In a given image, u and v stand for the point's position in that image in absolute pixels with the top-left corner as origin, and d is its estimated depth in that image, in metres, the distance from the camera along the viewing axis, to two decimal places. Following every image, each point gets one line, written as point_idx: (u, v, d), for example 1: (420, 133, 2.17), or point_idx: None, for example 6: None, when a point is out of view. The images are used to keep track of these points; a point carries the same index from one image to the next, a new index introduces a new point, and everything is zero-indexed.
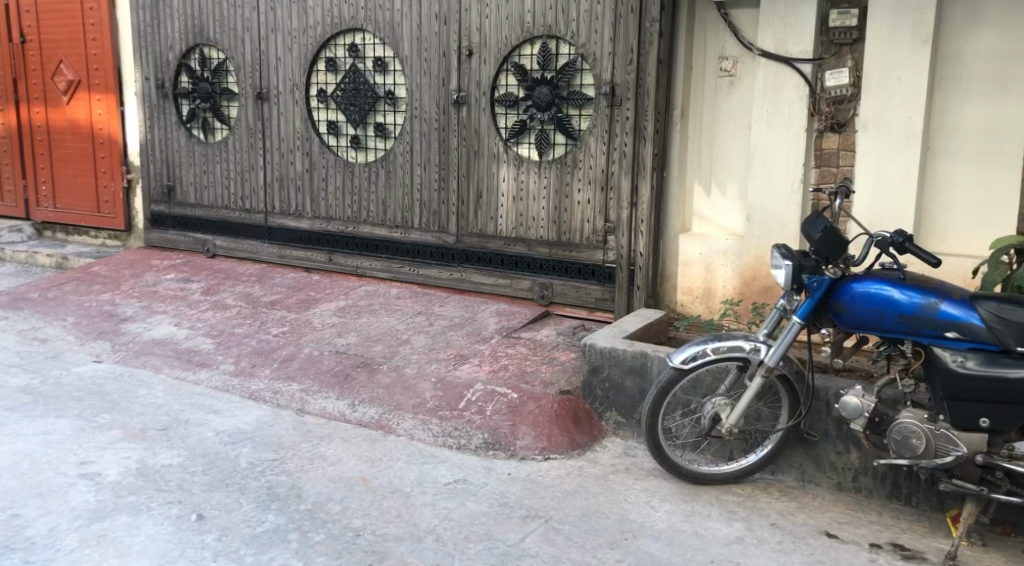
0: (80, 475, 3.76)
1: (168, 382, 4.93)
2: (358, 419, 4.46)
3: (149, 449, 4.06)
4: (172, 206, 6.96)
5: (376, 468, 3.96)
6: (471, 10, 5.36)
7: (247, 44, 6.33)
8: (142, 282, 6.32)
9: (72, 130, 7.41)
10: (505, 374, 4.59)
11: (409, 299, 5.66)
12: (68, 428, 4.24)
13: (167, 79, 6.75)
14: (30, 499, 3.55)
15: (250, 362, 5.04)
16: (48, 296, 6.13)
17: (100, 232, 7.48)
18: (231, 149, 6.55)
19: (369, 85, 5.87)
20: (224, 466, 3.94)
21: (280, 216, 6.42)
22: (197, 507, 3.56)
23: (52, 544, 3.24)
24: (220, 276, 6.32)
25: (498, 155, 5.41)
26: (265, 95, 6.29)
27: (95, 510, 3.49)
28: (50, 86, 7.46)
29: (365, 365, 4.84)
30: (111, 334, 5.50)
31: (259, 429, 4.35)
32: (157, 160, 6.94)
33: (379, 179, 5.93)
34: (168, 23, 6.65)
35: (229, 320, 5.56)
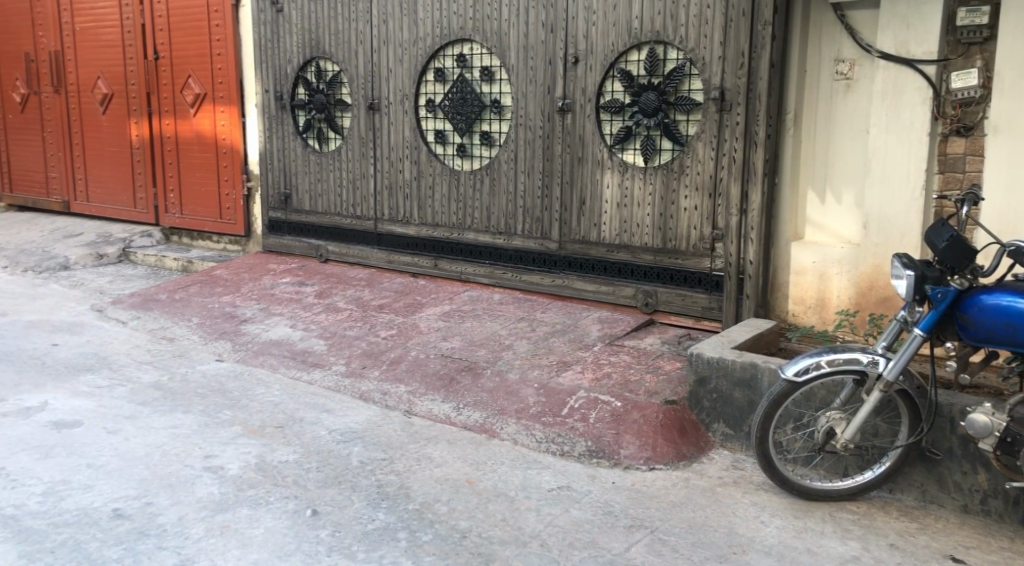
0: (204, 468, 3.94)
1: (285, 381, 5.11)
2: (463, 422, 4.52)
3: (267, 445, 4.22)
4: (288, 213, 7.21)
5: (481, 471, 4.00)
6: (578, 17, 5.38)
7: (360, 56, 6.52)
8: (260, 285, 6.57)
9: (198, 141, 7.77)
10: (609, 382, 4.57)
11: (512, 305, 5.71)
12: (193, 423, 4.45)
13: (285, 91, 7.01)
14: (161, 489, 3.74)
15: (361, 363, 5.18)
16: (174, 297, 6.45)
17: (222, 237, 7.82)
18: (343, 159, 6.76)
19: (476, 93, 5.95)
20: (337, 464, 4.05)
21: (389, 222, 6.58)
22: (312, 502, 3.68)
23: (181, 532, 3.40)
24: (332, 281, 6.51)
25: (603, 162, 5.39)
26: (376, 105, 6.46)
27: (219, 502, 3.64)
28: (178, 100, 7.85)
29: (470, 368, 4.92)
30: (232, 334, 5.74)
31: (369, 428, 4.47)
32: (275, 169, 7.21)
33: (483, 186, 5.99)
34: (288, 37, 6.91)
35: (339, 323, 5.72)
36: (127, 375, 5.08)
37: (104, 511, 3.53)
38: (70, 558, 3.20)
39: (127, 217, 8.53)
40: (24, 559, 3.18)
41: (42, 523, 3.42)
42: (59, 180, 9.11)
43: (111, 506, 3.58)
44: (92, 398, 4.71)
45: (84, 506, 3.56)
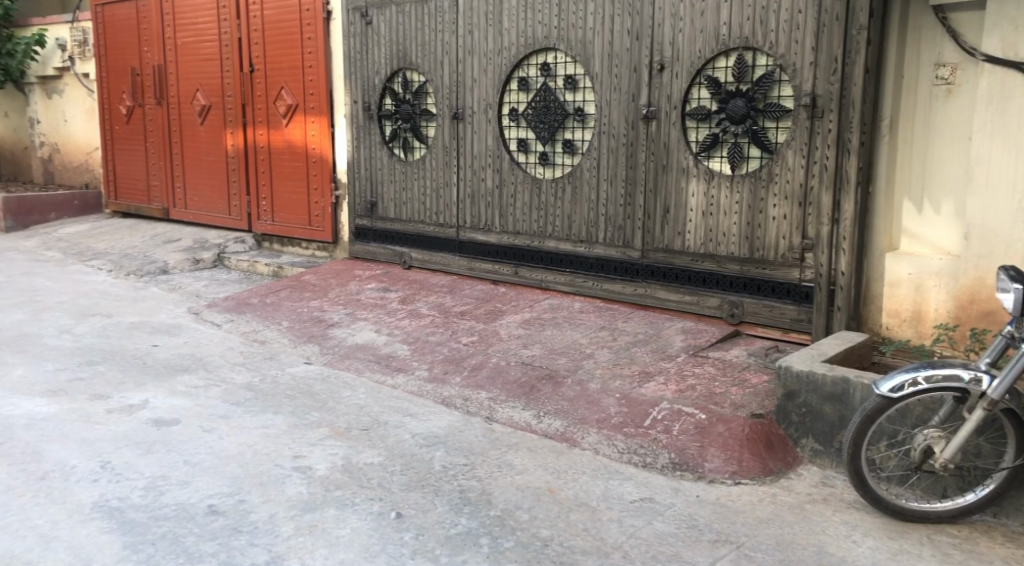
0: (294, 468, 4.03)
1: (370, 385, 5.19)
2: (544, 430, 4.51)
3: (353, 447, 4.29)
4: (374, 220, 7.33)
5: (562, 480, 3.98)
6: (664, 24, 5.33)
7: (445, 67, 6.60)
8: (346, 290, 6.70)
9: (290, 150, 7.97)
10: (693, 394, 4.50)
11: (593, 314, 5.67)
12: (283, 424, 4.55)
13: (373, 102, 7.15)
14: (253, 487, 3.83)
15: (443, 369, 5.23)
16: (265, 301, 6.64)
17: (310, 243, 7.99)
18: (427, 167, 6.84)
19: (560, 102, 5.95)
20: (420, 468, 4.09)
21: (471, 229, 6.62)
22: (396, 505, 3.72)
23: (271, 529, 3.48)
24: (415, 287, 6.59)
25: (688, 170, 5.33)
26: (461, 114, 6.52)
27: (308, 501, 3.72)
28: (272, 110, 8.07)
29: (551, 377, 4.91)
30: (319, 338, 5.87)
31: (451, 434, 4.49)
32: (362, 177, 7.35)
33: (566, 194, 5.98)
34: (376, 49, 7.05)
35: (422, 329, 5.79)
36: (221, 376, 5.24)
37: (200, 506, 3.64)
38: (169, 550, 3.31)
39: (222, 223, 8.80)
40: (128, 549, 3.30)
41: (144, 516, 3.55)
42: (160, 188, 9.46)
43: (207, 502, 3.69)
44: (189, 397, 4.87)
45: (182, 501, 3.68)
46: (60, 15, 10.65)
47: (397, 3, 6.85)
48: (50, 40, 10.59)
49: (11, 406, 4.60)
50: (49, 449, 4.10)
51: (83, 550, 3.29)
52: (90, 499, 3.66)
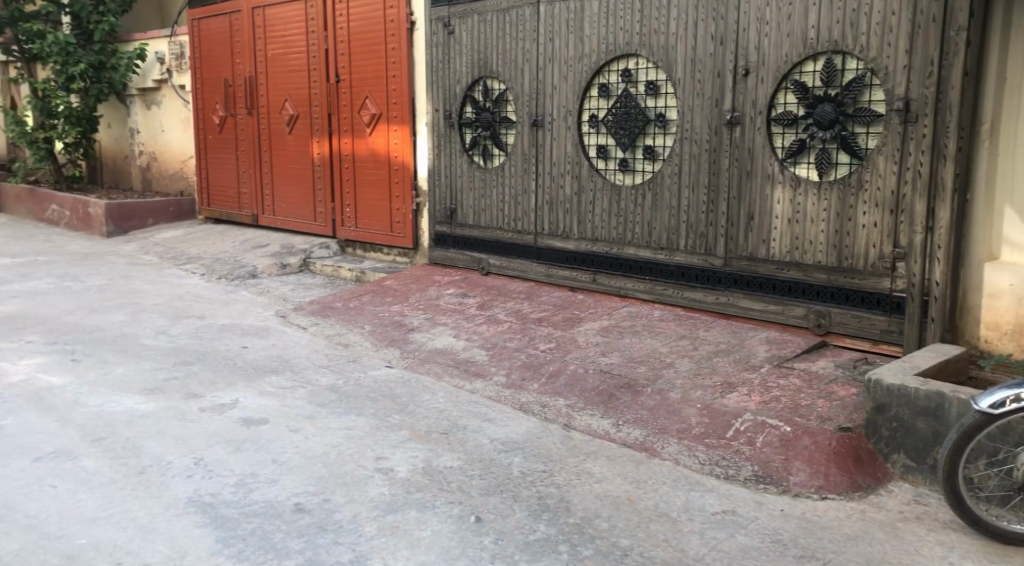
0: (376, 469, 4.08)
1: (449, 389, 5.22)
2: (623, 439, 4.45)
3: (433, 450, 4.32)
4: (453, 227, 7.39)
5: (642, 490, 3.94)
6: (749, 29, 5.24)
7: (526, 74, 6.61)
8: (426, 295, 6.76)
9: (373, 158, 8.10)
10: (777, 405, 4.40)
11: (673, 322, 5.60)
12: (365, 425, 4.61)
13: (453, 110, 7.23)
14: (337, 487, 3.89)
15: (521, 375, 5.23)
16: (349, 306, 6.76)
17: (391, 249, 8.10)
18: (507, 174, 6.87)
19: (641, 108, 5.90)
20: (499, 473, 4.10)
21: (549, 236, 6.61)
22: (475, 509, 3.73)
23: (355, 529, 3.53)
24: (493, 293, 6.61)
25: (773, 176, 5.22)
26: (540, 121, 6.53)
27: (389, 502, 3.76)
28: (356, 119, 8.22)
29: (630, 385, 4.86)
30: (400, 342, 5.94)
31: (529, 440, 4.49)
32: (442, 185, 7.44)
33: (646, 201, 5.93)
34: (458, 58, 7.13)
35: (500, 335, 5.81)
36: (306, 378, 5.34)
37: (287, 504, 3.72)
38: (258, 546, 3.38)
39: (308, 229, 9.00)
40: (220, 544, 3.39)
41: (234, 512, 3.64)
42: (250, 195, 9.72)
43: (294, 500, 3.76)
44: (277, 398, 4.97)
45: (270, 499, 3.76)
46: (159, 30, 11.05)
47: (479, 12, 6.90)
48: (150, 54, 11.03)
49: (111, 403, 4.77)
50: (146, 445, 4.24)
51: (178, 542, 3.39)
52: (185, 494, 3.77)
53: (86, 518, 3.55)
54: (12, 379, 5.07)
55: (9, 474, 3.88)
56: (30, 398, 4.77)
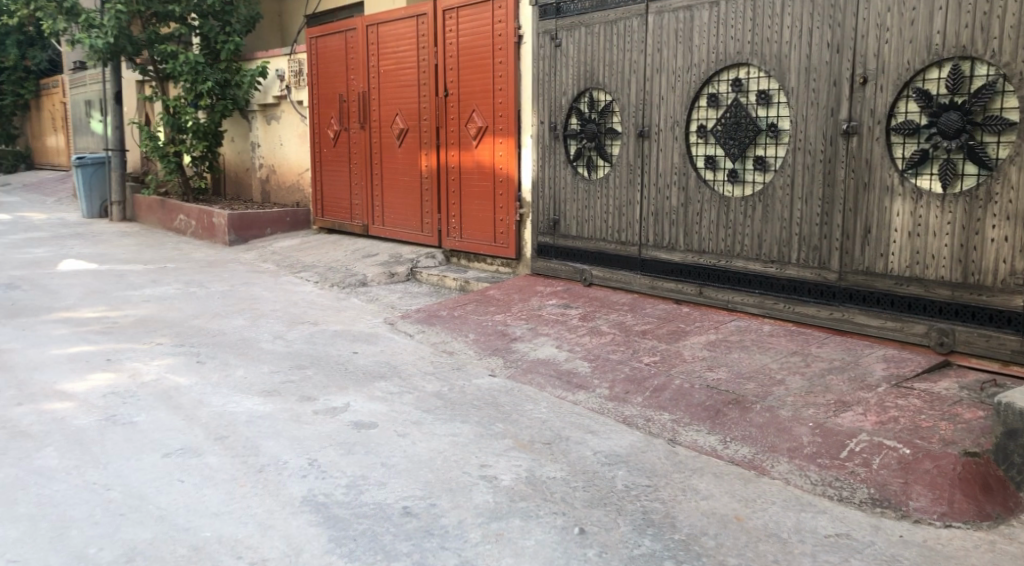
0: (481, 476, 4.11)
1: (551, 400, 5.20)
2: (731, 456, 4.35)
3: (536, 460, 4.31)
4: (557, 238, 7.39)
5: (750, 509, 3.83)
6: (868, 36, 5.06)
7: (633, 86, 6.57)
8: (529, 305, 6.78)
9: (478, 170, 8.18)
10: (895, 426, 4.21)
11: (784, 337, 5.43)
12: (470, 432, 4.65)
13: (559, 122, 7.25)
14: (443, 493, 3.93)
15: (624, 389, 5.16)
16: (454, 314, 6.84)
17: (494, 259, 8.15)
18: (611, 185, 6.83)
19: (751, 118, 5.77)
20: (602, 486, 4.06)
21: (654, 248, 6.53)
22: (579, 520, 3.72)
23: (461, 534, 3.59)
24: (596, 304, 6.57)
25: (893, 188, 5.02)
26: (646, 132, 6.48)
27: (494, 510, 3.79)
28: (462, 132, 8.32)
29: (738, 402, 4.74)
30: (504, 351, 5.97)
31: (633, 453, 4.43)
32: (546, 196, 7.46)
33: (756, 213, 5.79)
34: (565, 70, 7.14)
35: (603, 347, 5.76)
36: (414, 384, 5.41)
37: (396, 507, 3.79)
38: (369, 547, 3.47)
39: (414, 239, 9.15)
40: (332, 543, 3.49)
41: (346, 512, 3.73)
42: (360, 206, 9.97)
43: (402, 504, 3.83)
44: (385, 403, 5.06)
45: (380, 501, 3.83)
46: (280, 48, 11.46)
47: (587, 24, 6.90)
48: (272, 71, 11.43)
49: (233, 403, 4.95)
50: (265, 444, 4.38)
51: (294, 540, 3.50)
52: (300, 493, 3.88)
53: (211, 512, 3.69)
54: (143, 378, 5.32)
55: (140, 467, 4.06)
56: (159, 396, 4.99)
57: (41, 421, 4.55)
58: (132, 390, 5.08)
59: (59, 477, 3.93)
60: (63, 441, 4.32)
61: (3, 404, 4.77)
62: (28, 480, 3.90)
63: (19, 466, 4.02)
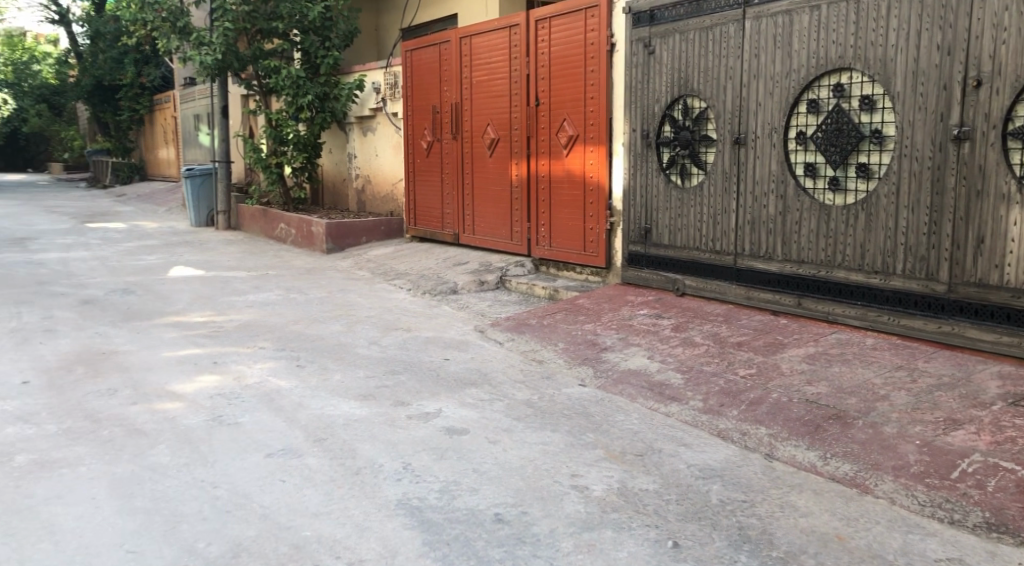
0: (572, 486, 4.07)
1: (643, 411, 5.13)
2: (831, 473, 4.20)
3: (628, 471, 4.25)
4: (648, 246, 7.30)
5: (853, 528, 3.69)
6: (983, 37, 4.87)
7: (728, 92, 6.45)
8: (620, 315, 6.71)
9: (569, 179, 8.16)
10: (1012, 447, 4.00)
11: (888, 351, 5.23)
12: (561, 442, 4.61)
13: (652, 130, 7.17)
14: (535, 501, 3.92)
15: (719, 401, 5.05)
16: (544, 323, 6.82)
17: (584, 268, 8.10)
18: (706, 194, 6.71)
19: (854, 124, 5.60)
20: (697, 499, 3.98)
21: (750, 257, 6.38)
22: (673, 534, 3.66)
23: (552, 544, 3.57)
24: (689, 315, 6.45)
25: (1009, 196, 4.82)
26: (743, 140, 6.35)
27: (585, 520, 3.76)
28: (553, 141, 8.32)
29: (839, 417, 4.58)
30: (594, 361, 5.92)
31: (728, 467, 4.32)
32: (637, 205, 7.38)
33: (859, 222, 5.60)
34: (658, 78, 7.06)
35: (697, 358, 5.66)
36: (504, 392, 5.42)
37: (488, 513, 3.79)
38: (462, 552, 3.48)
39: (504, 248, 9.18)
40: (427, 546, 3.52)
41: (439, 517, 3.75)
42: (452, 215, 10.06)
43: (494, 510, 3.83)
44: (476, 409, 5.08)
45: (472, 507, 3.84)
46: (377, 62, 11.68)
47: (681, 31, 6.81)
48: (369, 84, 11.65)
49: (331, 406, 5.04)
50: (361, 448, 4.44)
51: (390, 542, 3.55)
52: (395, 497, 3.92)
53: (310, 512, 3.76)
54: (247, 380, 5.48)
55: (245, 466, 4.17)
56: (262, 398, 5.14)
57: (153, 420, 4.73)
58: (237, 392, 5.24)
59: (171, 473, 4.07)
60: (174, 439, 4.48)
61: (119, 402, 4.98)
62: (143, 475, 4.05)
63: (133, 461, 4.18)
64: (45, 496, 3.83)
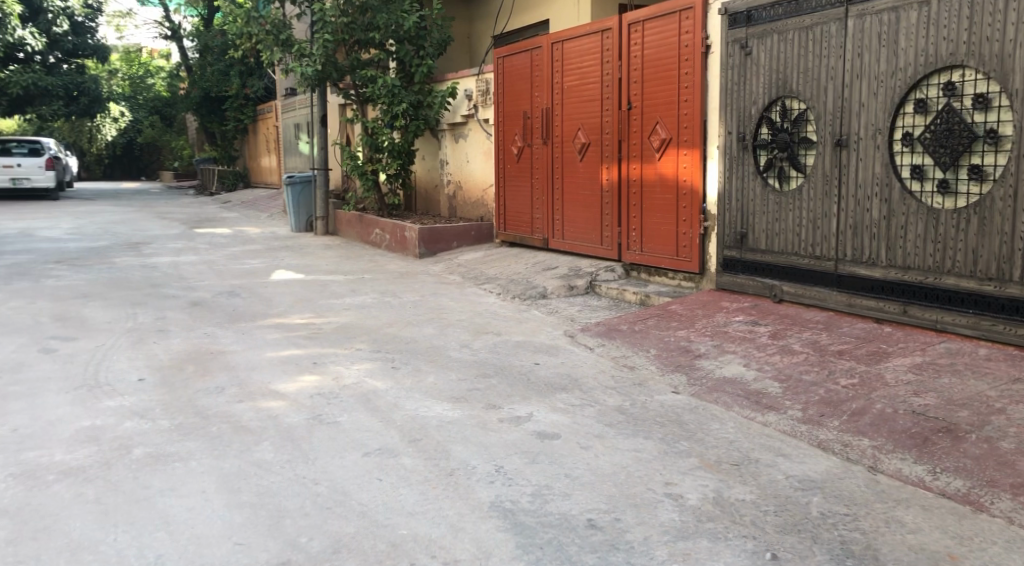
0: (667, 494, 4.01)
1: (739, 420, 5.01)
2: (941, 488, 4.02)
3: (724, 481, 4.16)
4: (744, 252, 7.14)
5: (966, 548, 3.53)
6: None
7: (829, 93, 6.27)
8: (714, 322, 6.58)
9: (661, 183, 8.05)
10: None
11: (1003, 362, 4.99)
12: (654, 449, 4.55)
13: (748, 132, 7.03)
14: (628, 508, 3.87)
15: (819, 411, 4.89)
16: (635, 329, 6.75)
17: (677, 273, 7.99)
18: (805, 197, 6.53)
19: (967, 124, 5.40)
20: (796, 511, 3.86)
21: (851, 263, 6.17)
22: (771, 545, 3.57)
23: (647, 551, 3.52)
24: (787, 322, 6.28)
25: None
26: (845, 142, 6.15)
27: (680, 529, 3.69)
28: (646, 145, 8.24)
29: (949, 431, 4.39)
30: (688, 368, 5.83)
31: (829, 480, 4.18)
32: (733, 209, 7.24)
33: (972, 226, 5.39)
34: (756, 79, 6.92)
35: (795, 367, 5.50)
36: (595, 397, 5.38)
37: (581, 519, 3.76)
38: (555, 557, 3.47)
39: (595, 252, 9.13)
40: (521, 549, 3.52)
41: (533, 520, 3.75)
42: (542, 220, 10.06)
43: (587, 516, 3.80)
44: (568, 414, 5.05)
45: (565, 512, 3.82)
46: (470, 69, 11.79)
47: (780, 31, 6.65)
48: (461, 91, 11.77)
49: (425, 408, 5.11)
50: (455, 449, 4.48)
51: (484, 543, 3.57)
52: (488, 499, 3.93)
53: (407, 511, 3.81)
54: (345, 381, 5.59)
55: (343, 464, 4.26)
56: (360, 398, 5.24)
57: (258, 417, 4.87)
58: (335, 392, 5.35)
59: (275, 470, 4.18)
60: (277, 436, 4.60)
61: (226, 400, 5.15)
62: (248, 470, 4.17)
63: (241, 457, 4.32)
64: (160, 487, 3.98)
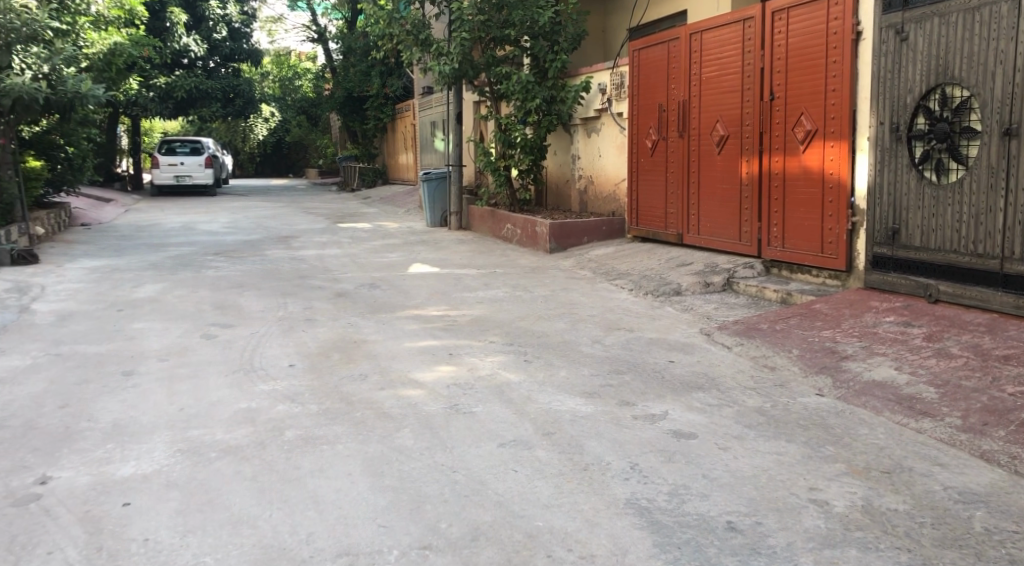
0: (811, 500, 3.84)
1: (891, 426, 4.74)
2: None
3: (874, 489, 3.94)
4: (896, 249, 6.76)
5: None
6: None
7: (997, 78, 5.86)
8: (862, 322, 6.26)
9: (806, 176, 7.74)
10: None
11: None
12: (797, 453, 4.36)
13: (903, 122, 6.65)
14: (770, 512, 3.72)
15: (981, 420, 4.58)
16: (776, 328, 6.51)
17: (822, 271, 7.64)
18: (967, 191, 6.12)
19: None
20: (957, 525, 3.61)
21: (1020, 261, 5.77)
22: (928, 559, 3.36)
23: (791, 558, 3.38)
24: (944, 323, 5.90)
25: None
26: (1015, 131, 5.74)
27: (826, 536, 3.53)
28: (789, 137, 7.93)
29: None
30: (833, 370, 5.56)
31: (993, 494, 3.89)
32: (884, 203, 6.86)
33: None
34: (912, 65, 6.53)
35: (954, 372, 5.16)
36: (734, 398, 5.21)
37: (720, 521, 3.65)
38: (694, 557, 3.39)
39: (732, 248, 8.88)
40: (658, 548, 3.45)
41: (670, 520, 3.66)
42: (676, 215, 9.86)
43: (725, 518, 3.68)
44: (705, 414, 4.92)
45: (702, 513, 3.71)
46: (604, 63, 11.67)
47: (941, 14, 6.24)
48: (596, 86, 11.67)
49: (558, 402, 5.09)
50: (589, 444, 4.44)
51: (620, 540, 3.51)
52: (624, 496, 3.87)
53: (542, 503, 3.80)
54: (480, 372, 5.66)
55: (480, 454, 4.29)
56: (494, 390, 5.27)
57: (398, 405, 4.98)
58: (471, 383, 5.40)
59: (415, 456, 4.27)
60: (417, 424, 4.69)
61: (369, 387, 5.30)
62: (390, 456, 4.26)
63: (383, 442, 4.43)
64: (310, 468, 4.13)
